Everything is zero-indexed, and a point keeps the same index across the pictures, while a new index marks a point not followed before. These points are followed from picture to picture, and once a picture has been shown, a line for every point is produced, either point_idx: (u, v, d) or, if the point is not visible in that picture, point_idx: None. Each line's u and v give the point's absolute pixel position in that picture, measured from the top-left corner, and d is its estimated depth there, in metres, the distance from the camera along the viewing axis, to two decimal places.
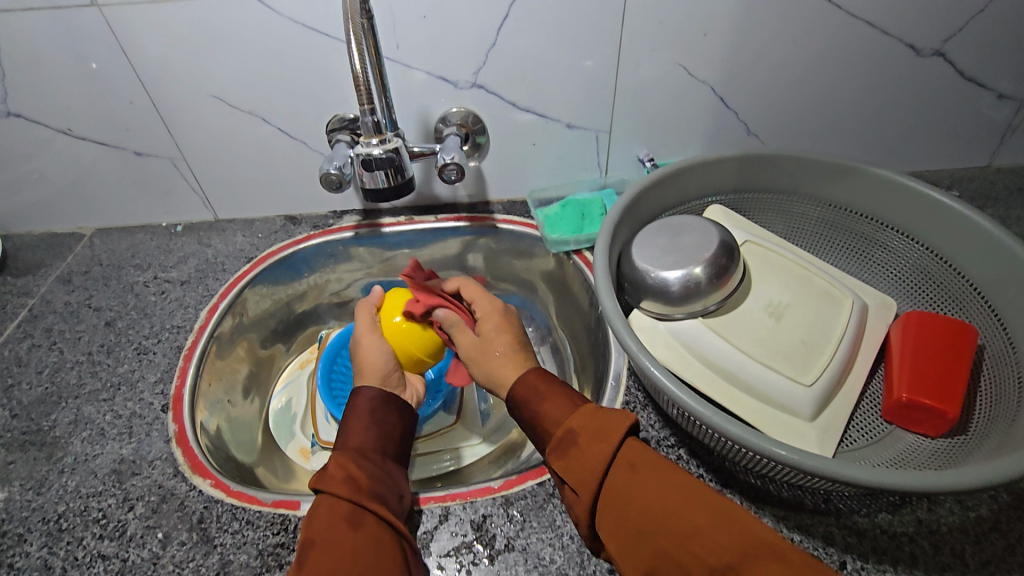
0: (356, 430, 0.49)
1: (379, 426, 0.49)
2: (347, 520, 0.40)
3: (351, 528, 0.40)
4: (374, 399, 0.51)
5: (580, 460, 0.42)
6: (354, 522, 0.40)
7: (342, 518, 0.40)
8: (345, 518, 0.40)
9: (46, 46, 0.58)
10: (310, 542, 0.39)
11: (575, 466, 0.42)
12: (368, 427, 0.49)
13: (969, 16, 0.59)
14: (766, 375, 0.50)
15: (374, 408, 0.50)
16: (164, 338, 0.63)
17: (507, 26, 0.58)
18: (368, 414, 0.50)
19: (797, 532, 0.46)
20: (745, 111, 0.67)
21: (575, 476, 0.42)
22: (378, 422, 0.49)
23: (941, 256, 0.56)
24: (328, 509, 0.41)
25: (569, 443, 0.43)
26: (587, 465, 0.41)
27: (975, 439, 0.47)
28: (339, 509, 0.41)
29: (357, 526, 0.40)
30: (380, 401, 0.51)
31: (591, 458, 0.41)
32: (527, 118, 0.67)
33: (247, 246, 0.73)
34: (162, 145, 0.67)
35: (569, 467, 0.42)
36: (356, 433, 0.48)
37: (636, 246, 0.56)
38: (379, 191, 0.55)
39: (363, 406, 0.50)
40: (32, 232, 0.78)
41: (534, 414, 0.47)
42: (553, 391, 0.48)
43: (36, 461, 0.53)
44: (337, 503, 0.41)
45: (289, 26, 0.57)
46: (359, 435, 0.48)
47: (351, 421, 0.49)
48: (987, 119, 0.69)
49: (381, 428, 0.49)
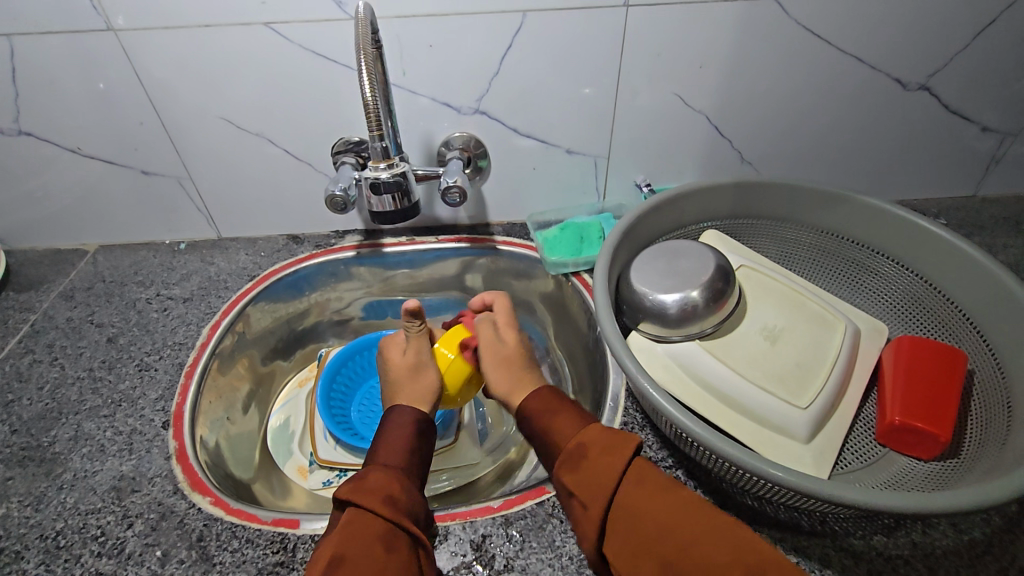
0: (391, 444, 0.48)
1: (417, 450, 0.49)
2: (381, 541, 0.39)
3: (383, 551, 0.38)
4: (413, 418, 0.50)
5: (590, 475, 0.41)
6: (387, 547, 0.39)
7: (376, 539, 0.39)
8: (380, 539, 0.39)
9: (62, 68, 0.59)
10: (340, 557, 0.37)
11: (584, 480, 0.42)
12: (397, 443, 0.48)
13: (952, 53, 0.62)
14: (762, 398, 0.51)
15: (414, 429, 0.50)
16: (166, 354, 0.64)
17: (510, 56, 0.60)
18: (408, 433, 0.49)
19: (794, 554, 0.46)
20: (740, 140, 0.69)
21: (583, 489, 0.41)
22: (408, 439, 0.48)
23: (931, 282, 0.57)
24: (362, 525, 0.40)
25: (580, 456, 0.43)
26: (600, 476, 0.41)
27: (967, 463, 0.48)
28: (372, 527, 0.39)
29: (389, 550, 0.39)
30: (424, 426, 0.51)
31: (601, 473, 0.41)
32: (528, 144, 0.69)
33: (250, 264, 0.74)
34: (169, 165, 0.69)
35: (579, 482, 0.42)
36: (389, 448, 0.48)
37: (635, 269, 0.57)
38: (386, 214, 0.57)
39: (404, 424, 0.50)
40: (35, 248, 0.78)
41: (545, 427, 0.47)
42: (563, 407, 0.48)
43: (35, 478, 0.52)
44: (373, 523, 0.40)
45: (299, 53, 0.59)
46: (395, 453, 0.47)
47: (387, 435, 0.49)
48: (972, 150, 0.71)
49: (418, 450, 0.49)
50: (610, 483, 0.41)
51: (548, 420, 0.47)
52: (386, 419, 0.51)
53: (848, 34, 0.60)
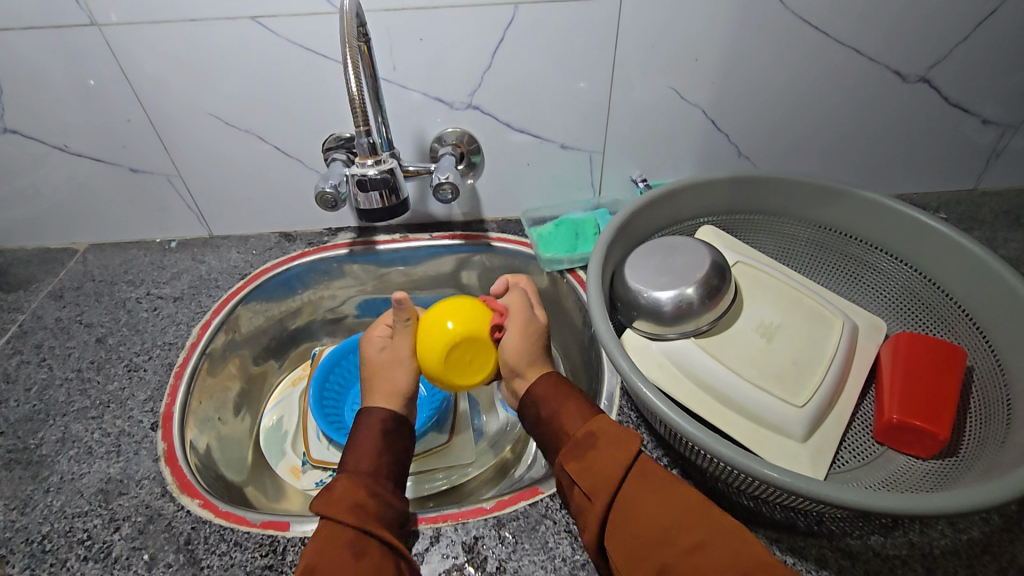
0: (360, 448, 0.48)
1: (389, 450, 0.49)
2: (349, 548, 0.40)
3: (351, 558, 0.39)
4: (381, 417, 0.50)
5: (599, 463, 0.43)
6: (355, 552, 0.40)
7: (343, 546, 0.40)
8: (348, 546, 0.40)
9: (46, 64, 0.58)
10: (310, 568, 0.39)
11: (593, 469, 0.43)
12: (368, 449, 0.48)
13: (952, 44, 0.61)
14: (758, 396, 0.50)
15: (381, 429, 0.49)
16: (155, 354, 0.63)
17: (502, 48, 0.59)
18: (376, 435, 0.49)
19: (790, 555, 0.45)
20: (736, 134, 0.68)
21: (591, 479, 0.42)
22: (380, 444, 0.48)
23: (930, 278, 0.56)
24: (330, 535, 0.41)
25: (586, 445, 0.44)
26: (608, 466, 0.42)
27: (966, 461, 0.47)
28: (340, 536, 0.41)
29: (357, 555, 0.40)
30: (391, 424, 0.50)
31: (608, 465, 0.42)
32: (521, 139, 0.68)
33: (241, 263, 0.73)
34: (158, 162, 0.68)
35: (585, 471, 0.43)
36: (358, 452, 0.48)
37: (629, 266, 0.57)
38: (374, 211, 0.56)
39: (374, 427, 0.49)
40: (25, 247, 0.78)
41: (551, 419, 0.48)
42: (571, 395, 0.49)
43: (22, 480, 0.52)
44: (341, 531, 0.41)
45: (287, 47, 0.58)
46: (367, 457, 0.47)
47: (358, 440, 0.49)
48: (973, 143, 0.70)
49: (385, 451, 0.48)
50: (615, 472, 0.42)
51: (555, 407, 0.49)
52: (357, 423, 0.50)
53: (847, 25, 0.59)
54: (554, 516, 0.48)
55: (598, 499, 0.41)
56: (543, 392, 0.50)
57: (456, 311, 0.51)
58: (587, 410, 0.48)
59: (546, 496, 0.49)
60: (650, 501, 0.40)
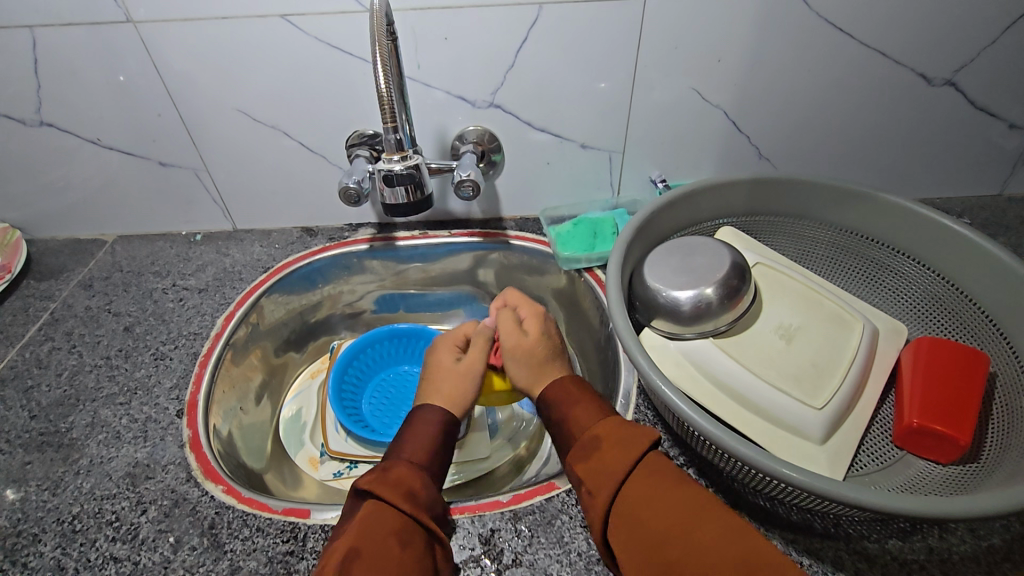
0: (416, 439, 0.49)
1: (440, 448, 0.49)
2: (398, 536, 0.40)
3: (399, 546, 0.39)
4: (442, 417, 0.51)
5: (602, 464, 0.43)
6: (402, 541, 0.40)
7: (392, 532, 0.40)
8: (396, 533, 0.40)
9: (83, 60, 0.60)
10: (357, 551, 0.38)
11: (592, 469, 0.44)
12: (428, 443, 0.49)
13: (981, 48, 0.60)
14: (776, 397, 0.50)
15: (442, 427, 0.50)
16: (181, 344, 0.64)
17: (525, 48, 0.60)
18: (435, 431, 0.50)
19: (806, 556, 0.45)
20: (757, 136, 0.68)
21: (594, 477, 0.43)
22: (440, 444, 0.49)
23: (952, 283, 0.56)
24: (378, 519, 0.41)
25: (592, 447, 0.45)
26: (608, 469, 0.43)
27: (988, 467, 0.47)
28: (390, 521, 0.41)
29: (404, 544, 0.40)
30: (450, 427, 0.51)
31: (613, 462, 0.43)
32: (542, 138, 0.68)
33: (264, 256, 0.75)
34: (186, 156, 0.69)
35: (590, 470, 0.44)
36: (414, 441, 0.49)
37: (648, 265, 0.57)
38: (399, 206, 0.57)
39: (431, 423, 0.50)
40: (56, 237, 0.80)
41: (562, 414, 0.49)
42: (586, 397, 0.50)
43: (53, 462, 0.54)
44: (388, 515, 0.41)
45: (316, 46, 0.59)
46: (420, 450, 0.48)
47: (414, 431, 0.50)
48: (998, 147, 0.69)
49: (442, 448, 0.49)
50: (618, 474, 0.42)
51: (567, 410, 0.49)
52: (416, 414, 0.52)
53: (872, 27, 0.59)
54: (570, 511, 0.49)
55: (600, 499, 0.42)
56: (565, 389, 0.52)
57: None
58: (600, 410, 0.48)
59: (562, 491, 0.50)
60: (652, 503, 0.40)
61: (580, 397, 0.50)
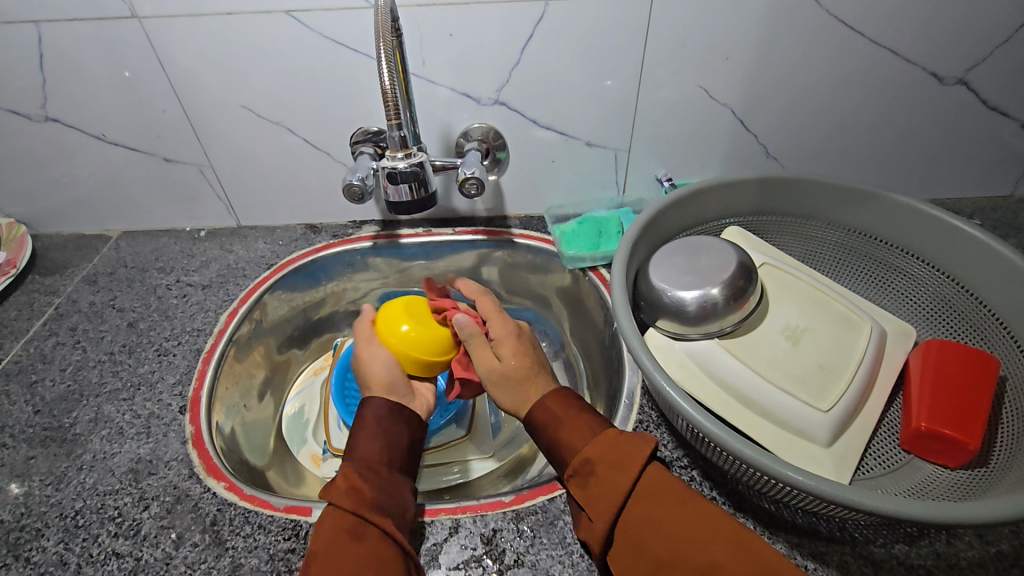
0: (368, 437, 0.49)
1: (387, 436, 0.50)
2: (351, 533, 0.42)
3: (351, 541, 0.41)
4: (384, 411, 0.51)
5: (602, 487, 0.43)
6: (355, 535, 0.42)
7: (344, 530, 0.42)
8: (347, 531, 0.42)
9: (87, 57, 0.60)
10: (312, 553, 0.40)
11: (592, 494, 0.43)
12: (373, 437, 0.49)
13: (994, 46, 0.59)
14: (782, 399, 0.50)
15: (381, 420, 0.51)
16: (184, 340, 0.64)
17: (531, 45, 0.59)
18: (373, 426, 0.50)
19: (811, 560, 0.45)
20: (765, 136, 0.68)
21: (594, 505, 0.42)
22: (384, 433, 0.50)
23: (962, 284, 0.55)
24: (333, 521, 0.42)
25: (586, 471, 0.44)
26: (607, 492, 0.42)
27: (996, 472, 0.46)
28: (342, 520, 0.42)
29: (358, 539, 0.41)
30: (387, 409, 0.51)
31: (610, 485, 0.42)
32: (548, 136, 0.68)
33: (268, 253, 0.75)
34: (191, 153, 0.69)
35: (589, 496, 0.43)
36: (366, 439, 0.49)
37: (653, 264, 0.56)
38: (403, 204, 0.56)
39: (374, 414, 0.51)
40: (61, 232, 0.80)
41: (551, 434, 0.48)
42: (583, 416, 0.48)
43: (57, 457, 0.54)
44: (343, 516, 0.43)
45: (320, 42, 0.59)
46: (367, 444, 0.49)
47: (360, 428, 0.50)
48: (1010, 148, 0.68)
49: (392, 438, 0.50)
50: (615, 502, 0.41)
51: (558, 428, 0.48)
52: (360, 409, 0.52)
53: (883, 25, 0.58)
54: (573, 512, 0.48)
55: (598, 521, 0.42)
56: (553, 409, 0.49)
57: (394, 317, 0.58)
58: (592, 427, 0.47)
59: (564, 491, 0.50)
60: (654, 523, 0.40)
61: (575, 412, 0.49)
